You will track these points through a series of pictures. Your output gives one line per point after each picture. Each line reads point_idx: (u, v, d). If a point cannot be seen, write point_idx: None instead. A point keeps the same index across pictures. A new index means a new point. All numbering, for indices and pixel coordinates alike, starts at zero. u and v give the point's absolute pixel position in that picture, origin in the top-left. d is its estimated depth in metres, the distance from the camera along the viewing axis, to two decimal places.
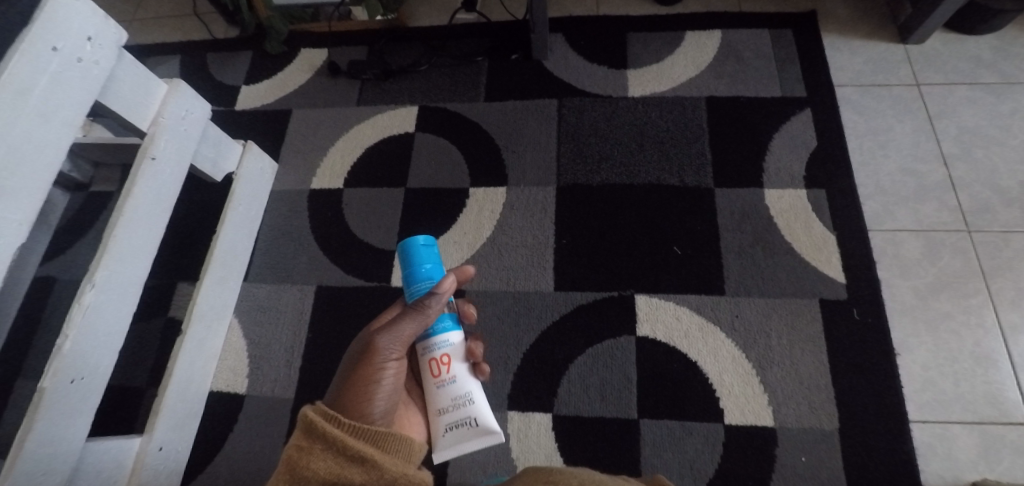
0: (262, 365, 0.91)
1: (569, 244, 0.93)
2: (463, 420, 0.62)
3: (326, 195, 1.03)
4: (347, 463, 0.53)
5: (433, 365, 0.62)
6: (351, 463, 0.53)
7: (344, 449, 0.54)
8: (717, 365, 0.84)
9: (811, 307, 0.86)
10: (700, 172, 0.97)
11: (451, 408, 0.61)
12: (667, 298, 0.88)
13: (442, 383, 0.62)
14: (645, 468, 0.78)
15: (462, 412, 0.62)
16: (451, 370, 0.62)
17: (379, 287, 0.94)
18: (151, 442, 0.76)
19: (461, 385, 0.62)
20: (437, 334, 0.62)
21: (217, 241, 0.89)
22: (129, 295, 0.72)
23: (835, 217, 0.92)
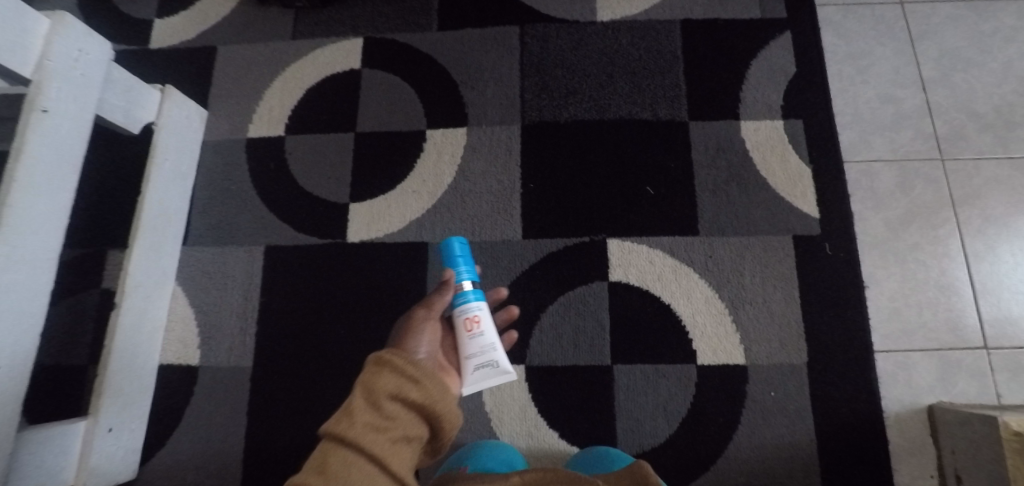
0: (214, 334, 0.85)
1: (537, 188, 0.87)
2: (487, 365, 0.62)
3: (266, 144, 0.93)
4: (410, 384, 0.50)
5: (463, 319, 0.63)
6: (416, 385, 0.50)
7: (413, 370, 0.51)
8: (691, 306, 0.82)
9: (785, 244, 0.85)
10: (673, 105, 0.90)
11: (477, 356, 0.62)
12: (640, 241, 0.85)
13: (472, 334, 0.63)
14: (620, 413, 0.79)
15: (489, 359, 0.62)
16: (481, 325, 0.63)
17: (334, 243, 0.87)
18: (99, 425, 0.72)
19: (485, 338, 0.63)
20: (464, 302, 0.63)
21: (144, 203, 0.79)
22: (42, 271, 0.63)
23: (811, 149, 0.89)
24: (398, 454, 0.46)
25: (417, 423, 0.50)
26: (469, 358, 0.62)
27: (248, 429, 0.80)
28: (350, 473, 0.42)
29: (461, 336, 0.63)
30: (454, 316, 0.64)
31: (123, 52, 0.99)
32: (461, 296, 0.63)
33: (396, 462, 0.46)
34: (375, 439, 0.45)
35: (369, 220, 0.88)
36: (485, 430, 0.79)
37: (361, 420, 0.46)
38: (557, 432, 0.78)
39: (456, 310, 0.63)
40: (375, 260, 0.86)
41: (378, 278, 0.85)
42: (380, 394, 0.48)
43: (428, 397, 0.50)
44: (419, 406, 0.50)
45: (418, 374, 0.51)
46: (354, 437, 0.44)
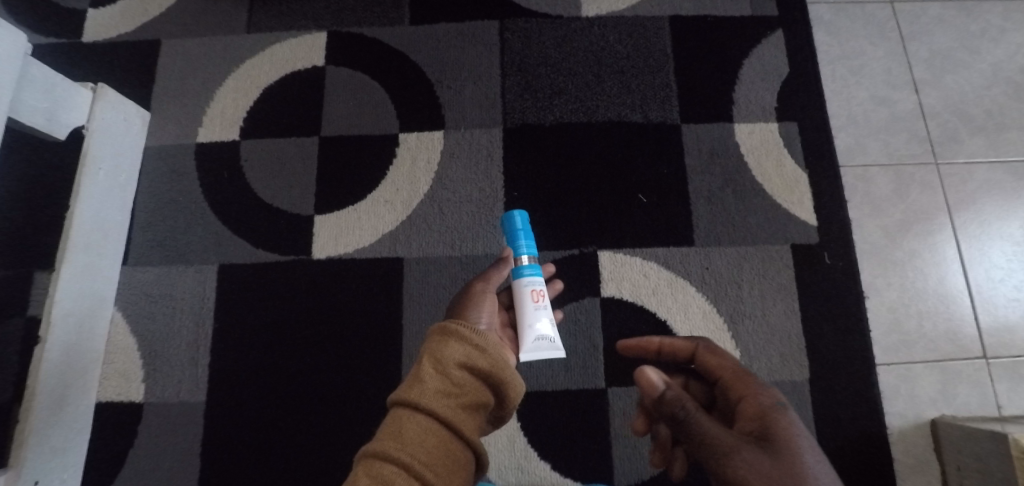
0: (161, 365, 0.75)
1: (523, 197, 0.81)
2: (545, 339, 0.62)
3: (217, 150, 0.83)
4: (478, 353, 0.52)
5: (529, 291, 0.62)
6: (483, 354, 0.52)
7: (478, 339, 0.53)
8: (688, 322, 0.77)
9: (783, 254, 0.80)
10: (664, 107, 0.85)
11: (539, 326, 0.62)
12: (633, 252, 0.79)
13: (537, 306, 0.62)
14: (616, 439, 0.73)
15: (548, 332, 0.62)
16: (545, 298, 0.63)
17: (298, 260, 0.78)
18: (22, 479, 0.62)
19: (544, 310, 0.62)
20: (528, 276, 0.63)
21: (71, 220, 0.69)
22: None
23: (806, 153, 0.85)
24: (465, 422, 0.49)
25: (484, 390, 0.52)
26: (530, 328, 0.61)
27: (202, 474, 0.71)
28: (422, 438, 0.46)
29: (524, 307, 0.62)
30: (517, 289, 0.63)
31: (49, 46, 0.87)
32: (525, 268, 0.63)
33: (466, 429, 0.48)
34: (444, 405, 0.48)
35: (337, 233, 0.79)
36: None
37: (431, 388, 0.49)
38: (548, 463, 0.72)
39: (520, 281, 0.63)
40: (345, 279, 0.78)
41: (348, 298, 0.77)
42: (448, 362, 0.51)
43: (494, 365, 0.52)
44: (485, 374, 0.52)
45: (485, 343, 0.53)
46: (425, 406, 0.48)
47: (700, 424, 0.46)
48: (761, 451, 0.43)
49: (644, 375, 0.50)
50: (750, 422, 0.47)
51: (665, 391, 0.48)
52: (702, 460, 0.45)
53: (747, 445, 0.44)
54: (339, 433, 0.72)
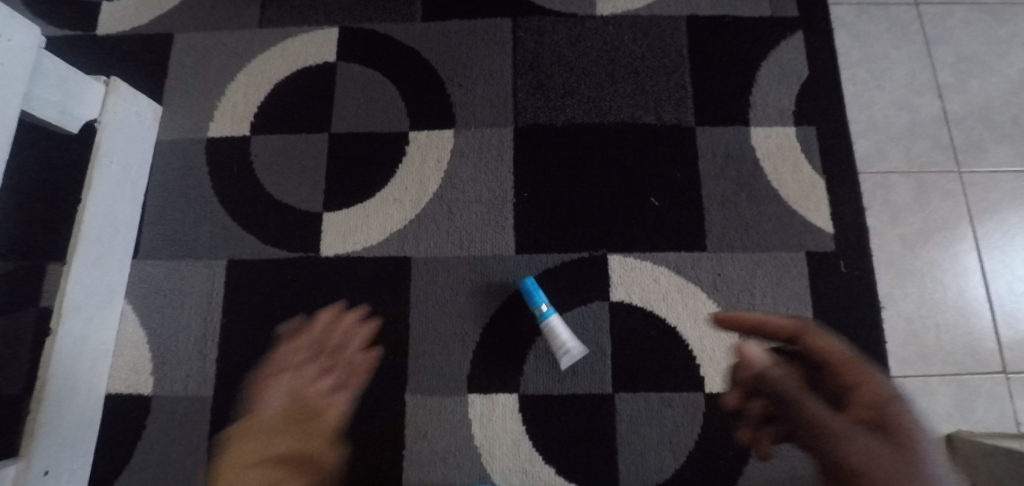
0: (169, 359, 0.76)
1: (533, 198, 0.80)
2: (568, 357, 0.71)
3: (227, 145, 0.83)
4: (235, 462, 0.50)
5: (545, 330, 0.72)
6: (240, 458, 0.51)
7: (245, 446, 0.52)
8: (698, 329, 0.76)
9: (797, 261, 0.79)
10: (679, 109, 0.83)
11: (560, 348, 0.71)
12: (644, 257, 0.78)
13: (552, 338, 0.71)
14: (622, 446, 0.72)
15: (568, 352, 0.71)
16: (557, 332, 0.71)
17: (306, 257, 0.78)
18: (32, 469, 0.63)
19: (557, 325, 0.71)
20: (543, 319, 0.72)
21: (83, 213, 0.69)
22: None
23: (825, 158, 0.83)
24: None
25: (275, 469, 0.48)
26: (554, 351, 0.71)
27: (208, 468, 0.71)
28: None
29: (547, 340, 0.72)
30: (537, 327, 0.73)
31: (64, 38, 0.87)
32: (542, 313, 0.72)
33: None
34: None
35: (346, 231, 0.79)
36: (475, 467, 0.72)
37: None
38: (554, 468, 0.72)
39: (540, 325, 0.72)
40: (352, 277, 0.77)
41: (355, 297, 0.77)
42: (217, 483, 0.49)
43: (257, 454, 0.51)
44: (259, 461, 0.50)
45: (251, 440, 0.53)
46: None
47: (806, 407, 0.45)
48: (876, 438, 0.40)
49: (744, 354, 0.51)
50: (866, 412, 0.42)
51: (771, 368, 0.50)
52: (809, 445, 0.43)
53: (862, 431, 0.41)
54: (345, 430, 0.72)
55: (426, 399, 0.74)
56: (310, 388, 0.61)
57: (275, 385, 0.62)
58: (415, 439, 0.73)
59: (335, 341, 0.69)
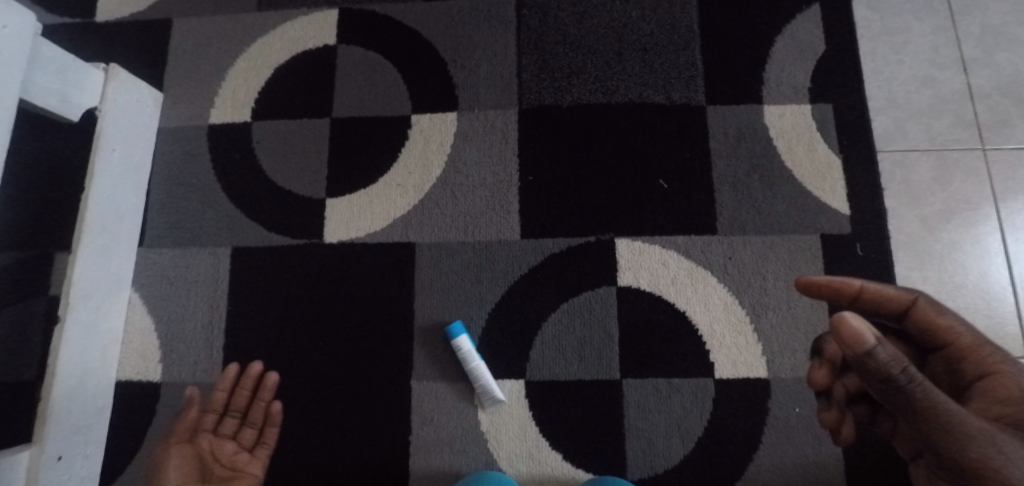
0: (177, 346, 0.76)
1: (538, 181, 0.78)
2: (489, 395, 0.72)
3: (229, 132, 0.82)
4: None
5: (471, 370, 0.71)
6: None
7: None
8: (708, 313, 0.74)
9: (812, 244, 0.76)
10: (689, 87, 0.81)
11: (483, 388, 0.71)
12: (653, 241, 0.76)
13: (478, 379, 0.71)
14: (630, 431, 0.72)
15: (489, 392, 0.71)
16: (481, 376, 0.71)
17: (310, 244, 0.78)
18: (45, 454, 0.63)
19: (479, 364, 0.71)
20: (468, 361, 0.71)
21: (87, 201, 0.69)
22: None
23: (842, 137, 0.80)
24: None
25: None
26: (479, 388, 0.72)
27: None
28: None
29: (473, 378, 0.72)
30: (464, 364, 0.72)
31: (64, 25, 0.87)
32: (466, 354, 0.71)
33: None
34: None
35: (349, 216, 0.78)
36: (482, 452, 0.72)
37: None
38: (560, 453, 0.71)
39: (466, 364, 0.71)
40: (356, 264, 0.77)
41: (360, 283, 0.77)
42: None
43: None
44: None
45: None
46: None
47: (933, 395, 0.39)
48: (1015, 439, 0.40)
49: (847, 325, 0.39)
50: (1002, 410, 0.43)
51: (883, 348, 0.39)
52: (926, 431, 0.40)
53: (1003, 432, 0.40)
54: (352, 416, 0.73)
55: (432, 385, 0.74)
56: (228, 450, 0.72)
57: (178, 453, 0.70)
58: (421, 424, 0.73)
59: (246, 404, 0.74)
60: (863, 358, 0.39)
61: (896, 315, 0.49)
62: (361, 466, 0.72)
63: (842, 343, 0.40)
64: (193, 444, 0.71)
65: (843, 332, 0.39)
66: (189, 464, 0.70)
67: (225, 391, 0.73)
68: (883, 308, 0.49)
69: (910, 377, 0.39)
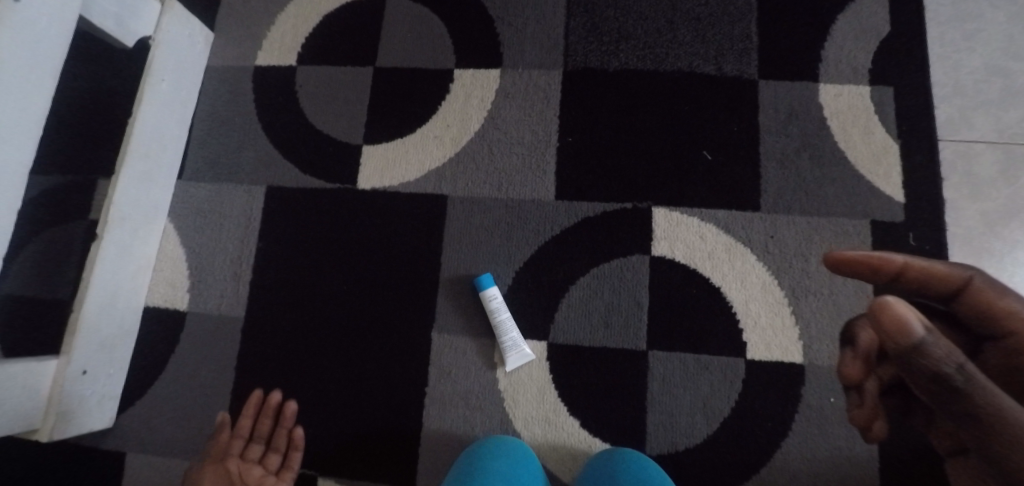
0: (205, 278, 0.77)
1: (576, 144, 0.76)
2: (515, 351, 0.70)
3: (274, 74, 0.82)
4: None
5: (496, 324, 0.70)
6: None
7: None
8: (744, 292, 0.71)
9: (861, 230, 0.72)
10: (741, 59, 0.78)
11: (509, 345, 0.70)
12: (691, 212, 0.73)
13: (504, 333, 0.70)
14: (651, 405, 0.69)
15: (516, 347, 0.70)
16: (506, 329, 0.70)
17: (343, 189, 0.78)
18: (71, 366, 0.65)
19: (507, 318, 0.70)
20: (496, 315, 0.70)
21: (133, 126, 0.70)
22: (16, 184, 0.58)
23: (901, 122, 0.75)
24: None
25: None
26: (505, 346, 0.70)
27: (238, 383, 0.74)
28: None
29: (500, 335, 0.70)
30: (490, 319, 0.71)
31: None
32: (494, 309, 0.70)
33: None
34: None
35: (384, 165, 0.78)
36: (497, 411, 0.71)
37: None
38: (577, 420, 0.70)
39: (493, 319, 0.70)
40: (387, 212, 0.77)
41: (389, 232, 0.76)
42: None
43: None
44: None
45: None
46: None
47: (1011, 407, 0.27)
48: None
49: (890, 312, 0.28)
50: None
51: (929, 340, 0.27)
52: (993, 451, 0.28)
53: None
54: (370, 361, 0.73)
55: (452, 339, 0.73)
56: (255, 474, 0.69)
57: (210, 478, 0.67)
58: (438, 377, 0.72)
59: (269, 431, 0.72)
60: (909, 356, 0.28)
61: (945, 297, 0.33)
62: (374, 412, 0.72)
63: (881, 334, 0.29)
64: (223, 464, 0.69)
65: (883, 320, 0.28)
66: (220, 484, 0.67)
67: (249, 417, 0.72)
68: (928, 290, 0.34)
69: (971, 378, 0.27)
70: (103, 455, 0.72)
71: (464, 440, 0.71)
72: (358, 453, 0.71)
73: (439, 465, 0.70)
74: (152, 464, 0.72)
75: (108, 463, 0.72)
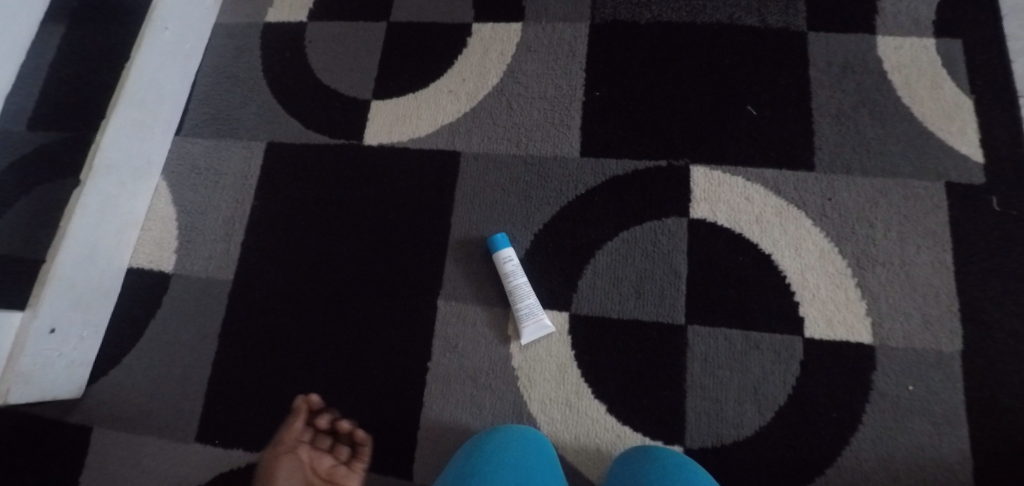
0: (194, 238, 0.71)
1: (604, 99, 0.70)
2: (532, 320, 0.61)
3: (283, 30, 0.78)
4: None
5: (511, 288, 0.62)
6: None
7: None
8: (799, 260, 0.61)
9: (933, 193, 0.63)
10: (787, 10, 0.71)
11: (525, 311, 0.61)
12: (734, 171, 0.65)
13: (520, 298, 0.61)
14: (692, 389, 0.59)
15: (533, 315, 0.61)
16: (522, 294, 0.61)
17: (350, 145, 0.72)
18: (37, 321, 0.57)
19: (523, 283, 0.62)
20: (512, 277, 0.62)
21: (130, 71, 0.66)
22: None
23: (975, 74, 0.66)
24: None
25: None
26: (521, 313, 0.61)
27: (219, 352, 0.66)
28: None
29: (515, 300, 0.61)
30: (504, 284, 0.63)
31: None
32: (509, 271, 0.62)
33: None
34: None
35: (393, 120, 0.72)
36: (509, 392, 0.61)
37: None
38: (603, 404, 0.59)
39: (508, 283, 0.62)
40: (395, 170, 0.70)
41: (397, 191, 0.69)
42: None
43: None
44: None
45: None
46: None
47: None
48: None
49: None
50: None
51: None
52: None
53: None
54: (368, 331, 0.65)
55: (461, 307, 0.64)
56: (325, 464, 0.59)
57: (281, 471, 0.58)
58: (443, 351, 0.63)
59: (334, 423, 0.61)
60: None
61: None
62: (369, 389, 0.63)
63: None
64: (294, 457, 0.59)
65: None
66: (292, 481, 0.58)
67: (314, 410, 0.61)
68: None
69: None
70: (66, 429, 0.64)
71: (469, 425, 0.61)
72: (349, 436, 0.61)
73: (439, 454, 0.60)
74: (117, 441, 0.64)
75: (70, 439, 0.64)
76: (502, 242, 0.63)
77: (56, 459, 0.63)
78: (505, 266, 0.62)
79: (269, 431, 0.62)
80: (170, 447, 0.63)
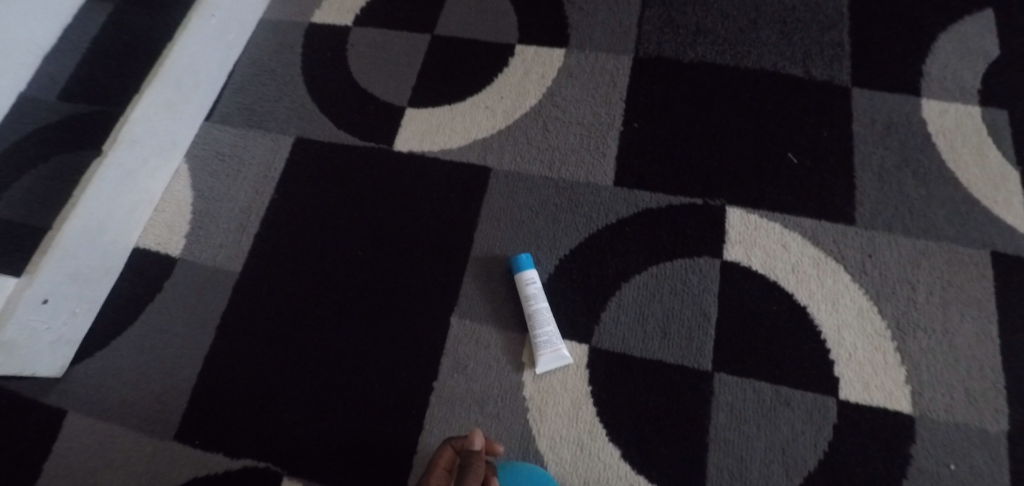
0: (207, 224, 0.69)
1: (641, 131, 0.69)
2: (550, 349, 0.57)
3: (328, 32, 0.79)
4: None
5: (531, 311, 0.58)
6: None
7: None
8: (835, 316, 0.58)
9: (979, 261, 0.60)
10: (831, 64, 0.71)
11: (544, 338, 0.57)
12: (771, 217, 0.63)
13: (540, 323, 0.58)
14: (715, 441, 0.54)
15: (551, 343, 0.57)
16: (542, 319, 0.58)
17: (379, 150, 0.70)
18: (32, 289, 0.54)
19: (544, 309, 0.58)
20: (534, 300, 0.59)
21: (170, 52, 0.66)
22: None
23: (1021, 146, 0.65)
24: None
25: None
26: (539, 340, 0.57)
27: (213, 346, 0.62)
28: None
29: (534, 325, 0.58)
30: (523, 307, 0.59)
31: None
32: (531, 293, 0.59)
33: None
34: None
35: (426, 129, 0.71)
36: (517, 425, 0.56)
37: None
38: (618, 448, 0.54)
39: (529, 305, 0.59)
40: (422, 179, 0.68)
41: (422, 200, 0.67)
42: None
43: None
44: None
45: None
46: None
47: None
48: None
49: None
50: None
51: None
52: None
53: None
54: (373, 340, 0.61)
55: (476, 327, 0.61)
56: None
57: None
58: (450, 371, 0.59)
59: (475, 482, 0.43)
60: None
61: None
62: (366, 403, 0.58)
63: None
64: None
65: None
66: None
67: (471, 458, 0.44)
68: None
69: None
70: (39, 410, 0.60)
71: None
72: (338, 450, 0.56)
73: None
74: (91, 429, 0.59)
75: (41, 420, 0.59)
76: (525, 263, 0.60)
77: (21, 442, 0.58)
78: (527, 287, 0.59)
79: (253, 434, 0.58)
80: (145, 442, 0.58)
